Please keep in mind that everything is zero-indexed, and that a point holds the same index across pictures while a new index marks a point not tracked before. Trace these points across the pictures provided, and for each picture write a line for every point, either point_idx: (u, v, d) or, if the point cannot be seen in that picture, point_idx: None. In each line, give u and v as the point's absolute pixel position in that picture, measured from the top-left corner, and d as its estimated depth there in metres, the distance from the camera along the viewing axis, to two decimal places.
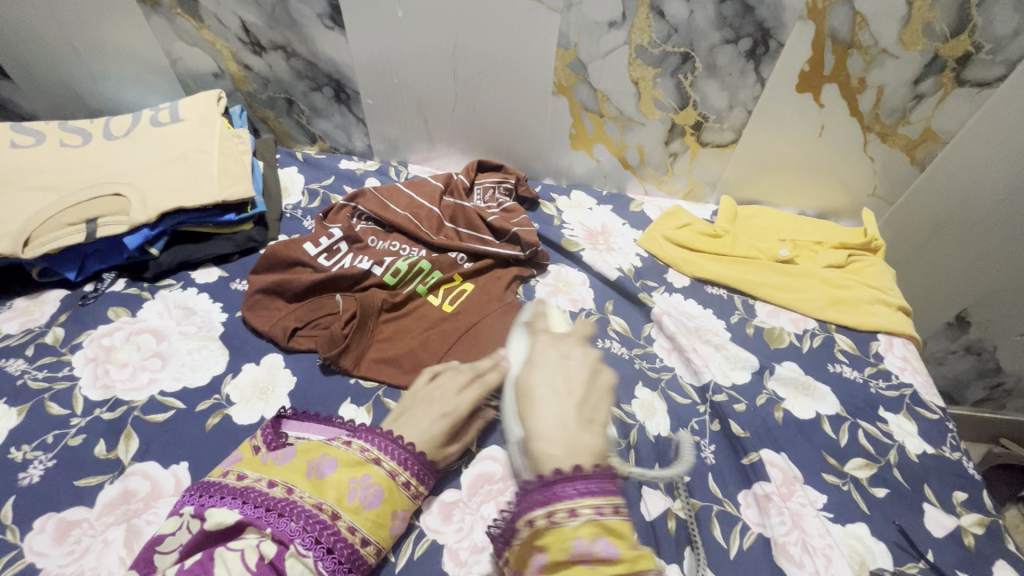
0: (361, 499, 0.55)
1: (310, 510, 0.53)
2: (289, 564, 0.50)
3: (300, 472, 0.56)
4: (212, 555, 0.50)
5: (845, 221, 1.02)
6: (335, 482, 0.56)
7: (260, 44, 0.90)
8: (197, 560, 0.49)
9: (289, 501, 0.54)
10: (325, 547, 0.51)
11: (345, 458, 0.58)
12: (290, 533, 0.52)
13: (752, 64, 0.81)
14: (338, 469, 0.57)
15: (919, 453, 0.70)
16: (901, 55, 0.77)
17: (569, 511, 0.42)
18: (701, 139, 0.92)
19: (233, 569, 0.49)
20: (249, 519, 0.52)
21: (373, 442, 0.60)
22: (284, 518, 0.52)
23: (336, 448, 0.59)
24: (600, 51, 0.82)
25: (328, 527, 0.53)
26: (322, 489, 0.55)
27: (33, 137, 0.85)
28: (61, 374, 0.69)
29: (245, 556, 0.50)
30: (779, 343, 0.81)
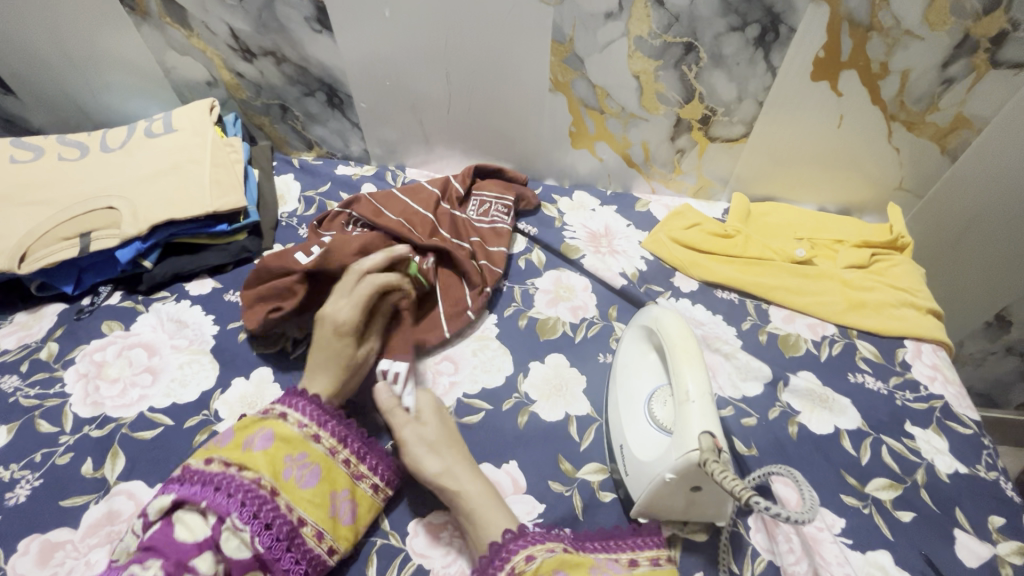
0: (296, 476, 0.57)
1: (248, 485, 0.54)
2: (225, 537, 0.51)
3: (236, 447, 0.57)
4: (170, 522, 0.52)
5: (870, 216, 0.95)
6: (270, 457, 0.57)
7: (250, 51, 0.89)
8: (155, 530, 0.51)
9: (227, 475, 0.54)
10: (263, 523, 0.53)
11: (279, 433, 0.59)
12: (227, 507, 0.52)
13: (762, 52, 0.75)
14: (274, 443, 0.58)
15: (950, 472, 0.64)
16: (927, 36, 0.70)
17: (526, 558, 0.52)
18: (709, 133, 0.87)
19: (192, 533, 0.51)
20: (187, 495, 0.52)
21: (311, 416, 0.62)
22: (221, 492, 0.53)
23: (272, 420, 0.60)
24: (597, 44, 0.78)
25: (267, 503, 0.54)
26: (259, 463, 0.56)
27: (32, 152, 0.86)
28: (53, 391, 0.69)
29: (195, 522, 0.52)
30: (796, 352, 0.76)
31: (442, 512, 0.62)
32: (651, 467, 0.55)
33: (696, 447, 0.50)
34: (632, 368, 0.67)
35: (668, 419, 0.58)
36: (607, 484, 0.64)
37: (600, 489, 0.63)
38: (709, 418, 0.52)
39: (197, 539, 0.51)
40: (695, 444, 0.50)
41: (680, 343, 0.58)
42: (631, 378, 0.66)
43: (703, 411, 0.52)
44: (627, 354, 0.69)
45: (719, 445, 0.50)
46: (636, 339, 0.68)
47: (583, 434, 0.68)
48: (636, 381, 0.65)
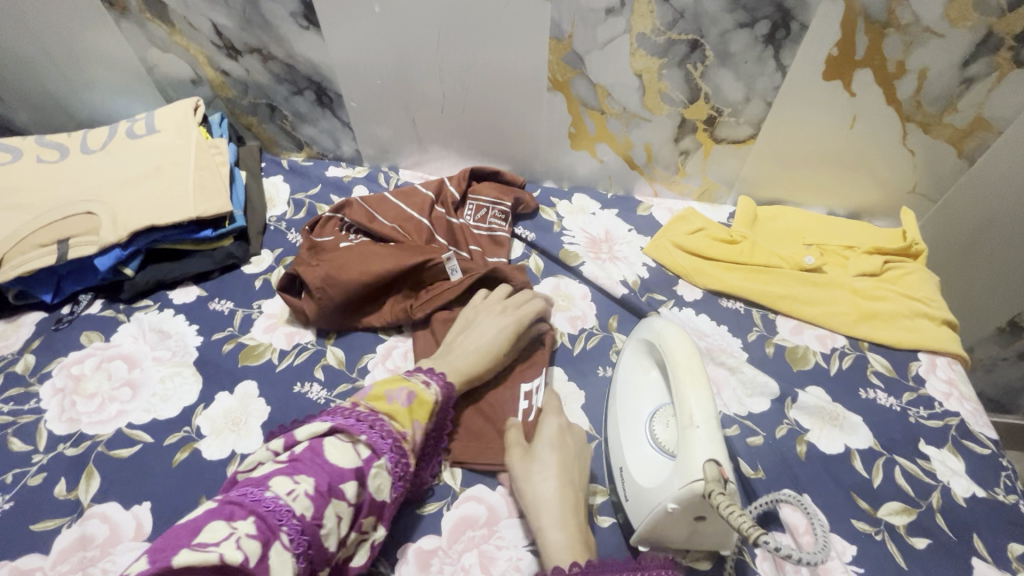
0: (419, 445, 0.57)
1: (398, 437, 0.54)
2: (373, 475, 0.51)
3: (384, 396, 0.56)
4: (319, 446, 0.51)
5: (881, 221, 0.91)
6: (410, 419, 0.56)
7: (235, 48, 0.85)
8: (307, 448, 0.50)
9: (378, 421, 0.54)
10: (399, 478, 0.53)
11: (423, 398, 0.58)
12: (383, 449, 0.52)
13: (771, 50, 0.71)
14: (417, 406, 0.57)
15: (967, 497, 0.61)
16: (947, 33, 0.66)
17: None
18: (715, 134, 0.83)
19: (342, 465, 0.50)
20: (346, 426, 0.52)
21: (445, 394, 0.60)
22: (379, 436, 0.53)
23: (416, 383, 0.59)
24: (597, 41, 0.74)
25: (403, 458, 0.54)
26: (403, 417, 0.56)
27: (9, 154, 0.82)
28: (28, 407, 0.66)
29: (348, 458, 0.51)
30: (804, 365, 0.73)
31: (433, 537, 0.58)
32: (653, 495, 0.52)
33: (700, 477, 0.47)
34: (633, 384, 0.64)
35: (670, 441, 0.55)
36: (606, 508, 0.61)
37: (599, 512, 0.61)
38: (715, 445, 0.48)
39: (347, 473, 0.50)
40: (699, 473, 0.47)
41: (683, 362, 0.55)
42: (635, 395, 0.63)
43: (709, 437, 0.49)
44: (627, 369, 0.65)
45: (726, 474, 0.47)
46: (637, 353, 0.65)
47: None
48: (638, 398, 0.62)
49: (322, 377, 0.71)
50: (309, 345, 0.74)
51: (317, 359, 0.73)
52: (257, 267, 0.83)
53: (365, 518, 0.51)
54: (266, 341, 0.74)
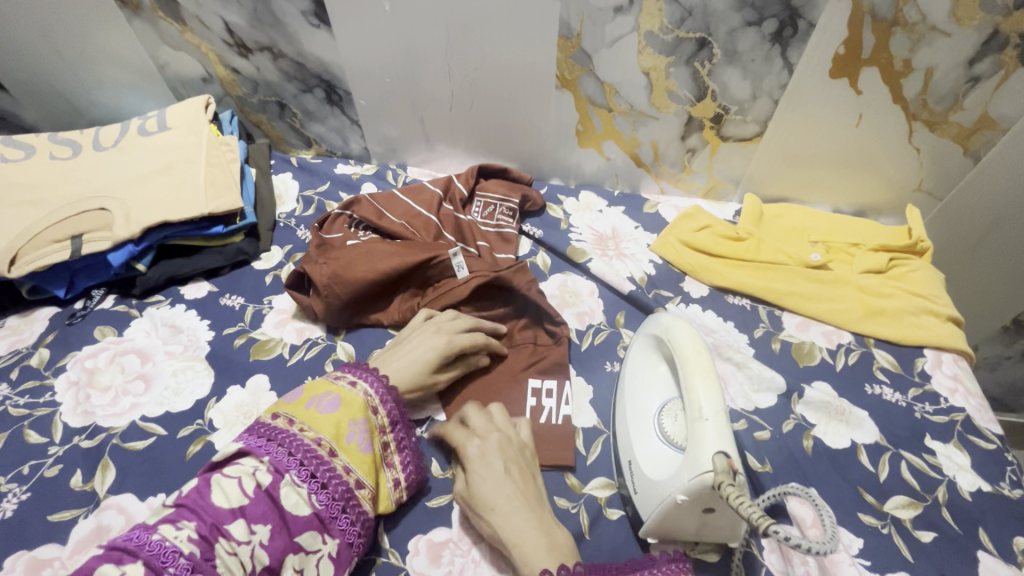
0: (359, 442, 0.55)
1: (309, 444, 0.52)
2: (284, 492, 0.50)
3: (302, 404, 0.55)
4: (208, 481, 0.49)
5: (887, 218, 0.91)
6: (335, 421, 0.55)
7: (245, 46, 0.86)
8: (194, 487, 0.48)
9: (289, 433, 0.53)
10: (320, 482, 0.51)
11: (347, 397, 0.56)
12: (287, 463, 0.51)
13: (778, 48, 0.72)
14: (341, 407, 0.56)
15: (972, 491, 0.61)
16: (954, 32, 0.67)
17: None
18: (722, 132, 0.83)
19: (230, 498, 0.48)
20: (247, 447, 0.51)
21: (377, 389, 0.59)
22: (283, 449, 0.51)
23: (340, 385, 0.57)
24: (606, 40, 0.75)
25: (325, 463, 0.52)
26: (321, 423, 0.54)
27: (23, 151, 0.83)
28: (43, 400, 0.67)
29: (242, 484, 0.49)
30: (810, 361, 0.73)
31: (444, 529, 0.59)
32: (662, 487, 0.53)
33: (710, 469, 0.48)
34: (642, 379, 0.64)
35: (679, 434, 0.56)
36: (615, 501, 0.61)
37: (608, 505, 0.61)
38: (724, 437, 0.49)
39: (235, 504, 0.47)
40: (709, 465, 0.48)
41: (692, 356, 0.55)
42: (643, 390, 0.63)
43: (718, 429, 0.49)
44: (635, 365, 0.66)
45: (735, 466, 0.48)
46: (644, 349, 0.65)
47: (590, 447, 0.66)
48: (645, 394, 0.63)
49: (332, 371, 0.72)
50: (319, 340, 0.75)
51: (327, 355, 0.73)
52: (267, 263, 0.84)
53: (299, 533, 0.49)
54: (277, 336, 0.75)
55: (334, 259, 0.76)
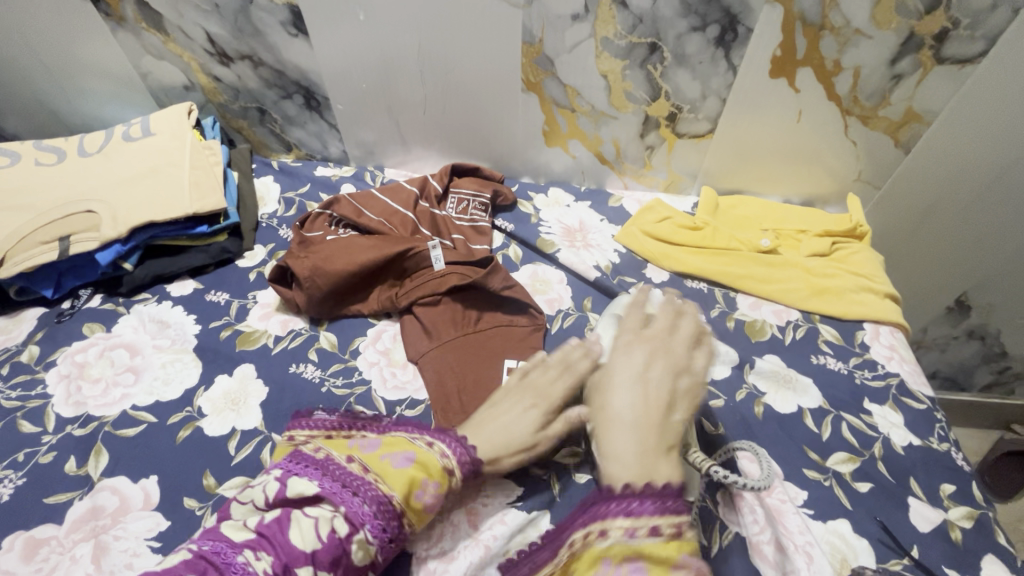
0: (426, 502, 0.54)
1: (382, 497, 0.52)
2: (355, 546, 0.50)
3: (379, 456, 0.56)
4: (289, 517, 0.50)
5: (833, 207, 0.99)
6: (409, 478, 0.54)
7: (226, 55, 0.90)
8: (276, 518, 0.50)
9: (365, 482, 0.53)
10: (388, 539, 0.51)
11: (423, 456, 0.56)
12: (361, 517, 0.51)
13: (722, 51, 0.79)
14: (414, 463, 0.55)
15: (904, 445, 0.67)
16: (875, 34, 0.74)
17: (600, 534, 0.49)
18: (677, 130, 0.90)
19: (306, 540, 0.49)
20: (325, 492, 0.51)
21: (452, 449, 0.58)
22: (358, 499, 0.51)
23: (419, 445, 0.57)
24: (566, 45, 0.81)
25: (395, 521, 0.52)
26: (396, 479, 0.53)
27: (8, 157, 0.86)
28: (35, 392, 0.70)
29: (318, 526, 0.50)
30: (761, 336, 0.79)
31: None
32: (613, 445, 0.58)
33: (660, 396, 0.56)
34: (604, 346, 0.68)
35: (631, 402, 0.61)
36: (583, 466, 0.66)
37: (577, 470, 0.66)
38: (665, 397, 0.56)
39: (309, 548, 0.48)
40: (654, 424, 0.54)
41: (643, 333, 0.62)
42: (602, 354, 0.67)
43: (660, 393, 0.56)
44: (600, 335, 0.70)
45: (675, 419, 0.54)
46: (607, 323, 0.70)
47: None
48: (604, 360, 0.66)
49: (315, 359, 0.76)
50: (302, 331, 0.79)
51: (311, 343, 0.77)
52: (250, 261, 0.88)
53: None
54: (261, 328, 0.79)
55: (313, 256, 0.80)
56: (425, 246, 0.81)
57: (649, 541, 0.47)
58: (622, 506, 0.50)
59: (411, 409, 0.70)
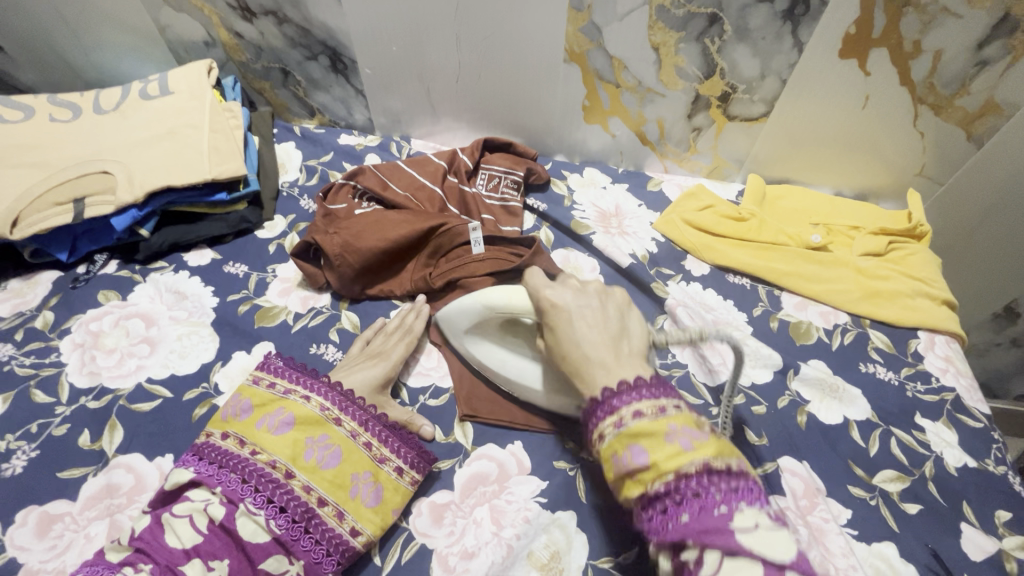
0: (316, 458, 0.55)
1: (262, 468, 0.53)
2: (240, 523, 0.50)
3: (254, 425, 0.56)
4: (160, 521, 0.49)
5: (887, 203, 0.92)
6: (291, 440, 0.55)
7: (250, 10, 0.85)
8: (148, 528, 0.49)
9: (242, 457, 0.54)
10: (278, 506, 0.51)
11: (302, 414, 0.57)
12: (240, 492, 0.51)
13: (789, 26, 0.72)
14: (295, 426, 0.56)
15: (958, 466, 0.63)
16: (965, 14, 0.67)
17: (632, 414, 0.42)
18: (728, 111, 0.83)
19: (183, 537, 0.48)
20: (202, 477, 0.52)
21: (333, 400, 0.59)
22: (235, 475, 0.52)
23: (292, 402, 0.58)
24: (617, 12, 0.74)
25: (281, 486, 0.52)
26: (276, 446, 0.55)
27: (22, 111, 0.82)
28: (49, 361, 0.68)
29: (194, 521, 0.49)
30: (807, 340, 0.74)
31: (446, 492, 0.61)
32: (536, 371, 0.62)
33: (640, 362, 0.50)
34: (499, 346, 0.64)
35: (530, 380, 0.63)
36: None
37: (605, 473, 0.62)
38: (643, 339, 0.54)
39: (188, 544, 0.48)
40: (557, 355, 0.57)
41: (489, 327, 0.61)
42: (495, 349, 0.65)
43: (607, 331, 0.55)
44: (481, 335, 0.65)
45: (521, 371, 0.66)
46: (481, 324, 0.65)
47: None
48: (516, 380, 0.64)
49: (337, 339, 0.73)
50: (324, 309, 0.76)
51: (332, 323, 0.74)
52: (270, 232, 0.84)
53: (260, 562, 0.49)
54: (281, 304, 0.76)
55: (340, 236, 0.75)
56: (457, 223, 0.76)
57: (639, 422, 0.41)
58: (604, 408, 0.44)
59: (435, 399, 0.68)
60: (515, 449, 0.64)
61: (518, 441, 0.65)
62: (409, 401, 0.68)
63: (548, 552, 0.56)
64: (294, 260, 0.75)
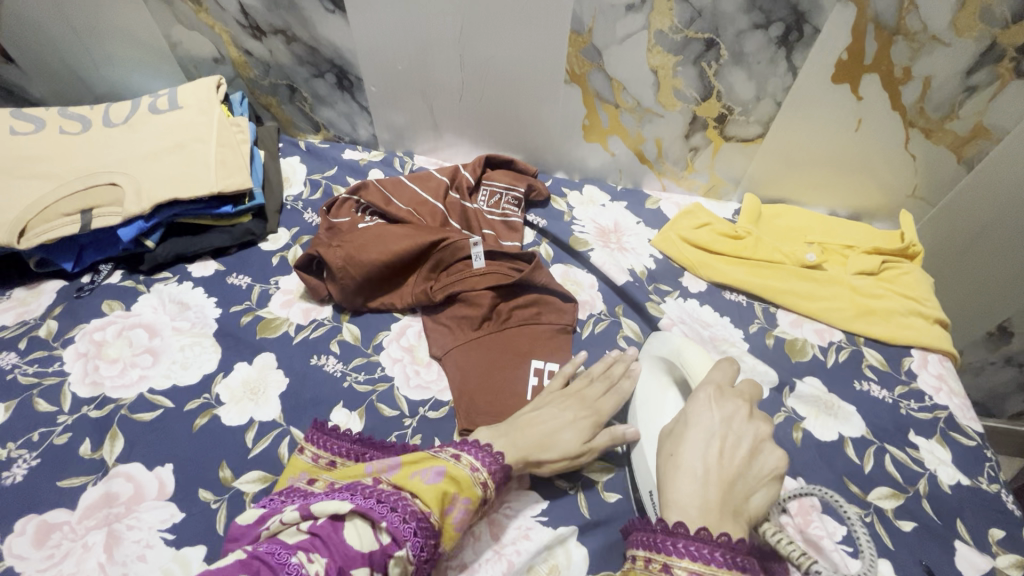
0: (456, 520, 0.52)
1: (421, 515, 0.49)
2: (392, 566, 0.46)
3: (409, 475, 0.53)
4: (342, 524, 0.47)
5: (880, 223, 0.93)
6: (442, 493, 0.51)
7: (260, 28, 0.87)
8: (329, 520, 0.47)
9: (400, 500, 0.50)
10: (425, 559, 0.48)
11: (452, 471, 0.53)
12: (403, 532, 0.47)
13: (783, 51, 0.74)
14: (445, 480, 0.53)
15: (952, 484, 0.64)
16: (953, 42, 0.69)
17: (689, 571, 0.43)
18: (725, 132, 0.85)
19: (362, 544, 0.46)
20: (371, 509, 0.48)
21: (481, 461, 0.56)
22: (399, 514, 0.48)
23: (446, 460, 0.55)
24: (616, 36, 0.76)
25: (432, 539, 0.49)
26: (430, 496, 0.51)
27: (33, 123, 0.83)
28: (52, 369, 0.69)
29: (372, 532, 0.47)
30: (802, 357, 0.76)
31: None
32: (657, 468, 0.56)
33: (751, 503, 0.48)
34: (652, 401, 0.64)
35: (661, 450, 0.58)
36: (610, 484, 0.63)
37: (604, 488, 0.63)
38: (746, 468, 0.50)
39: (366, 550, 0.46)
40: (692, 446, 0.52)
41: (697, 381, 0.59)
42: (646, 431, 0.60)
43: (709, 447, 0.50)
44: (644, 389, 0.65)
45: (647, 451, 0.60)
46: (653, 370, 0.67)
47: None
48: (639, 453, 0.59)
49: (337, 351, 0.73)
50: (325, 321, 0.76)
51: (333, 335, 0.75)
52: (274, 245, 0.85)
53: None
54: (283, 315, 0.77)
55: (343, 250, 0.76)
56: (458, 237, 0.77)
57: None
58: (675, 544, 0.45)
59: (434, 411, 0.68)
60: None
61: None
62: (407, 413, 0.68)
63: (547, 566, 0.57)
64: (297, 273, 0.76)
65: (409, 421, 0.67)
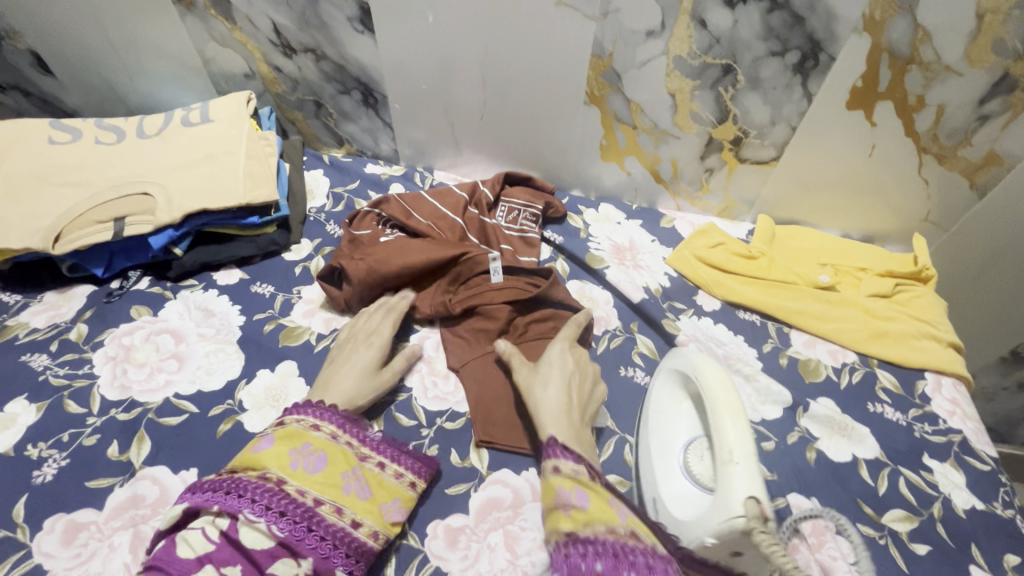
0: (312, 467, 0.57)
1: (260, 481, 0.54)
2: (244, 532, 0.51)
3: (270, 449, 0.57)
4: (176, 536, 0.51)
5: (893, 246, 0.94)
6: (276, 453, 0.57)
7: (290, 47, 0.90)
8: (166, 543, 0.51)
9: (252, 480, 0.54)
10: (278, 511, 0.52)
11: (280, 431, 0.59)
12: (237, 504, 0.52)
13: (799, 78, 0.76)
14: (276, 440, 0.58)
15: (966, 508, 0.64)
16: (966, 73, 0.70)
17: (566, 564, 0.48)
18: (740, 154, 0.87)
19: (197, 545, 0.50)
20: (198, 503, 0.52)
21: (338, 422, 0.62)
22: (241, 493, 0.53)
23: (306, 430, 0.59)
24: (636, 61, 0.79)
25: (292, 498, 0.54)
26: (275, 459, 0.56)
27: (70, 133, 0.87)
28: (81, 372, 0.71)
29: (206, 530, 0.51)
30: (816, 377, 0.76)
31: (461, 515, 0.62)
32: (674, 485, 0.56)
33: (740, 513, 0.47)
34: (665, 413, 0.65)
35: (704, 473, 0.56)
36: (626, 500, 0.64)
37: None
38: (755, 483, 0.49)
39: (201, 550, 0.50)
40: (740, 509, 0.47)
41: (723, 397, 0.56)
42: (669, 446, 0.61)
43: (749, 475, 0.49)
44: (658, 399, 0.67)
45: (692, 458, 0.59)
46: (669, 382, 0.67)
47: (603, 446, 0.69)
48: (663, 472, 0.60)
49: None
50: None
51: None
52: (297, 255, 0.87)
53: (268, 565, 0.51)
54: (305, 324, 0.78)
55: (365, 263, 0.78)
56: (477, 252, 0.79)
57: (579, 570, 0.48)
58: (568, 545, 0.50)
59: (452, 422, 0.70)
60: (529, 475, 0.65)
61: (532, 467, 0.66)
62: (425, 423, 0.69)
63: None
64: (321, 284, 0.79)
65: (427, 431, 0.69)
